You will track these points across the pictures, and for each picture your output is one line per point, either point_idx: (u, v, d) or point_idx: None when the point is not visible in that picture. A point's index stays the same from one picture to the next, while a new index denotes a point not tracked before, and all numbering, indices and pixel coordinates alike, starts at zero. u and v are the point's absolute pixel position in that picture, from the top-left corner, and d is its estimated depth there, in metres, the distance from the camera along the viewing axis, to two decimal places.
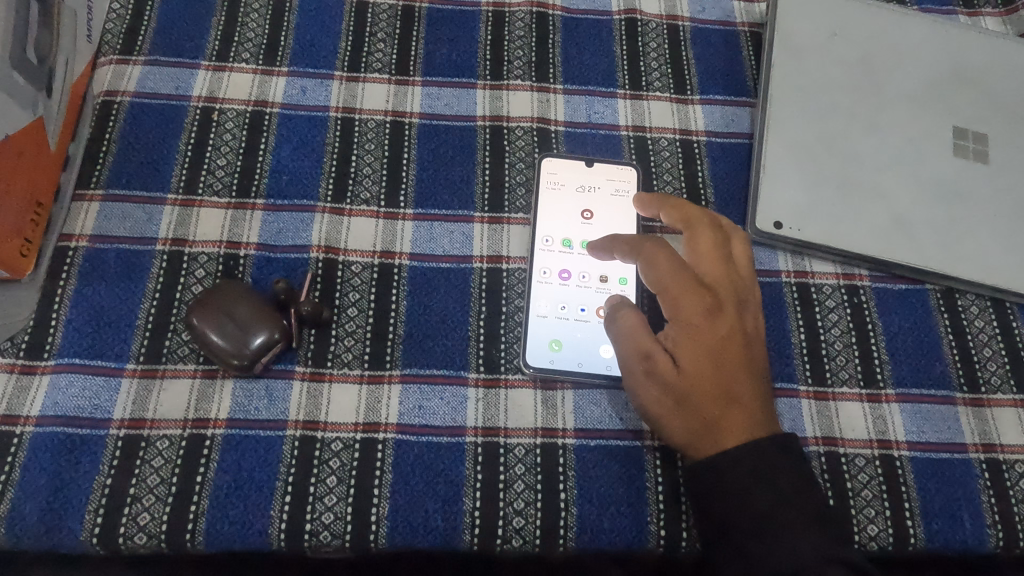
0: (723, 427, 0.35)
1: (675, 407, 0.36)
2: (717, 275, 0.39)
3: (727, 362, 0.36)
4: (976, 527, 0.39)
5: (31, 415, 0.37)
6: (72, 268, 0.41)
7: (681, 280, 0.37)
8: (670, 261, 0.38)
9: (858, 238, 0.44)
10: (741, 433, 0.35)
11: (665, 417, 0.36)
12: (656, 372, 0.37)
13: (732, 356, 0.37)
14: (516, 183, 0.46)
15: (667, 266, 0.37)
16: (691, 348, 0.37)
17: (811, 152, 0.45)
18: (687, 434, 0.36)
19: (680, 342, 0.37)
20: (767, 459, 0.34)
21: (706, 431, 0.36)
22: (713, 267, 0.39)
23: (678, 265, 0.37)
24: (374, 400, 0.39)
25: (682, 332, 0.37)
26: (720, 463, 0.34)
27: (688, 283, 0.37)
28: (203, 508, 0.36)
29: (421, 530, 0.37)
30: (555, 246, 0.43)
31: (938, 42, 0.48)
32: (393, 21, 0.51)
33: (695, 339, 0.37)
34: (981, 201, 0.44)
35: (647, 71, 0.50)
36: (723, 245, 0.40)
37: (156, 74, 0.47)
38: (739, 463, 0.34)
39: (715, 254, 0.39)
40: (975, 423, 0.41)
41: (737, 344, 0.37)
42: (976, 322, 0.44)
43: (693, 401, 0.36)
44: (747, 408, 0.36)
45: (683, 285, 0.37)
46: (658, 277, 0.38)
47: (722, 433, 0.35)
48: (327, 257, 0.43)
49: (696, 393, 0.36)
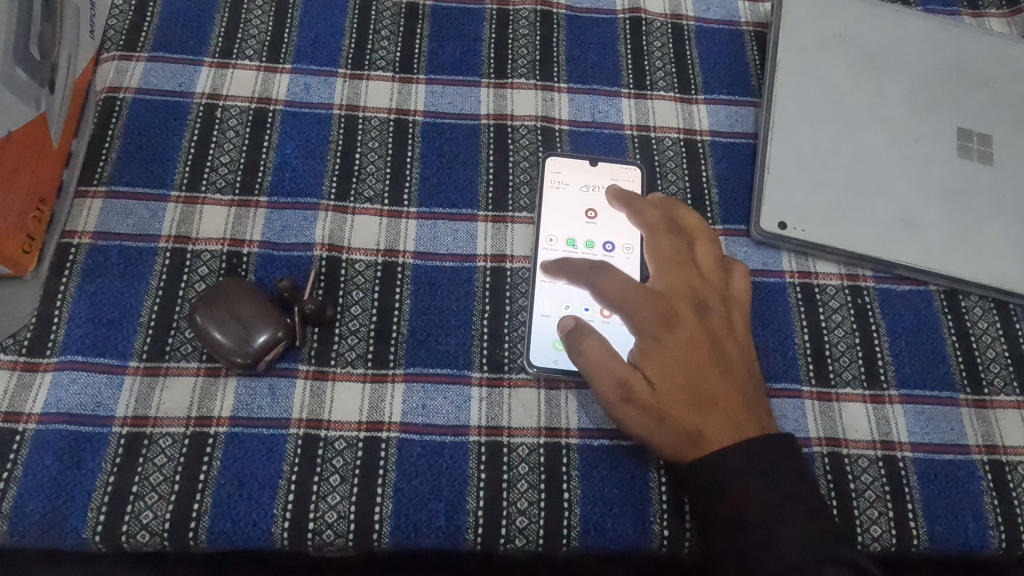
0: (705, 434, 0.35)
1: (658, 425, 0.36)
2: (676, 281, 0.39)
3: (697, 369, 0.37)
4: (979, 529, 0.39)
5: (33, 412, 0.37)
6: (75, 265, 0.41)
7: (637, 293, 0.38)
8: (623, 273, 0.39)
9: (859, 241, 0.43)
10: (728, 437, 0.35)
11: (650, 435, 0.36)
12: (633, 397, 0.36)
13: (699, 362, 0.37)
14: (520, 181, 0.46)
15: (622, 279, 0.38)
16: (659, 361, 0.37)
17: (814, 152, 0.45)
18: (673, 447, 0.36)
19: (649, 360, 0.37)
20: (760, 456, 0.34)
21: (692, 441, 0.35)
22: (671, 271, 0.40)
23: (626, 281, 0.38)
24: (377, 398, 0.39)
25: (649, 348, 0.37)
26: (717, 463, 0.34)
27: (643, 295, 0.38)
28: (206, 507, 0.36)
29: (425, 530, 0.37)
30: (559, 245, 0.43)
31: (942, 43, 0.48)
32: (397, 19, 0.50)
33: (662, 352, 0.37)
34: (983, 201, 0.44)
35: (651, 70, 0.50)
36: (681, 252, 0.40)
37: (158, 71, 0.47)
38: (740, 461, 0.34)
39: (674, 260, 0.40)
40: (977, 425, 0.41)
41: (703, 348, 0.37)
42: (979, 323, 0.44)
43: (670, 417, 0.36)
44: (722, 409, 0.36)
45: (639, 299, 0.38)
46: (615, 294, 0.38)
47: (707, 439, 0.35)
48: (331, 255, 0.42)
49: (671, 407, 0.36)
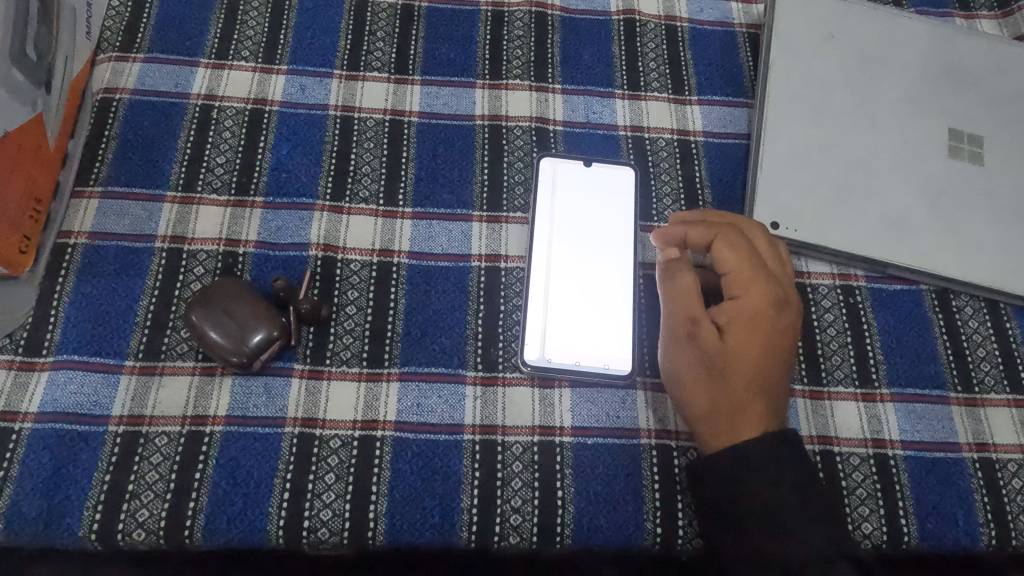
0: (745, 414, 0.36)
1: (707, 378, 0.37)
2: (780, 271, 0.39)
3: (775, 356, 0.37)
4: (969, 526, 0.39)
5: (30, 412, 0.37)
6: (71, 265, 0.41)
7: (743, 269, 0.38)
8: (745, 249, 0.38)
9: (852, 240, 0.44)
10: (758, 424, 0.36)
11: (694, 386, 0.38)
12: (698, 339, 0.38)
13: (779, 353, 0.37)
14: (515, 182, 0.46)
15: (738, 254, 0.38)
16: (745, 332, 0.37)
17: (807, 152, 0.45)
18: (709, 409, 0.37)
19: (734, 322, 0.38)
20: (773, 454, 0.35)
21: (728, 417, 0.36)
22: (771, 260, 0.40)
23: (750, 250, 0.38)
24: (372, 398, 0.39)
25: (740, 317, 0.38)
26: (729, 455, 0.35)
27: (756, 272, 0.38)
28: (202, 505, 0.36)
29: (419, 528, 0.37)
30: (554, 243, 0.43)
31: (935, 45, 0.49)
32: (392, 20, 0.51)
33: (751, 323, 0.37)
34: (974, 201, 0.45)
35: (645, 71, 0.51)
36: (774, 249, 0.40)
37: (155, 72, 0.47)
38: (750, 457, 0.35)
39: (774, 252, 0.40)
40: (968, 423, 0.41)
41: (786, 344, 0.38)
42: (970, 322, 0.44)
43: (727, 378, 0.37)
44: (774, 402, 0.37)
45: (751, 274, 0.38)
46: (727, 261, 0.38)
47: (742, 423, 0.36)
48: (326, 255, 0.43)
49: (733, 368, 0.37)
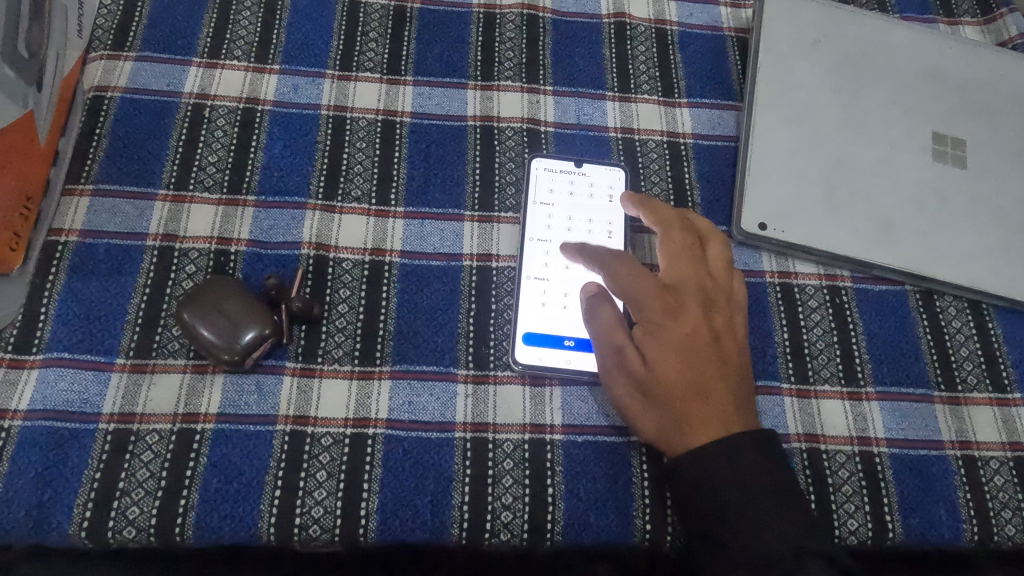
0: (690, 422, 0.36)
1: (643, 401, 0.38)
2: (686, 279, 0.40)
3: (696, 362, 0.38)
4: (952, 522, 0.40)
5: (19, 409, 0.37)
6: (61, 263, 0.41)
7: (637, 287, 0.39)
8: (631, 267, 0.39)
9: (833, 241, 0.44)
10: (713, 426, 0.36)
11: (635, 410, 0.38)
12: (624, 367, 0.38)
13: (702, 355, 0.38)
14: (506, 182, 0.47)
15: (630, 269, 0.39)
16: (660, 348, 0.38)
17: (794, 154, 0.46)
18: (657, 429, 0.37)
19: (649, 341, 0.38)
20: (740, 454, 0.35)
21: (677, 430, 0.37)
22: (677, 269, 0.40)
23: (638, 268, 0.39)
24: (364, 395, 0.39)
25: (652, 330, 0.38)
26: (700, 459, 0.35)
27: (649, 285, 0.39)
28: (193, 503, 0.36)
29: (410, 524, 0.37)
30: (547, 214, 0.44)
31: (918, 51, 0.50)
32: (385, 21, 0.51)
33: (660, 338, 0.38)
34: (956, 202, 0.45)
35: (635, 74, 0.51)
36: (692, 249, 0.41)
37: (146, 70, 0.47)
38: (715, 457, 0.35)
39: (686, 256, 0.41)
40: (951, 421, 0.42)
41: (704, 344, 0.38)
42: (953, 322, 0.45)
43: (661, 395, 0.37)
44: (719, 403, 0.37)
45: (647, 287, 0.39)
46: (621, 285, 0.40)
47: (690, 432, 0.36)
48: (318, 254, 0.43)
49: (662, 386, 0.37)
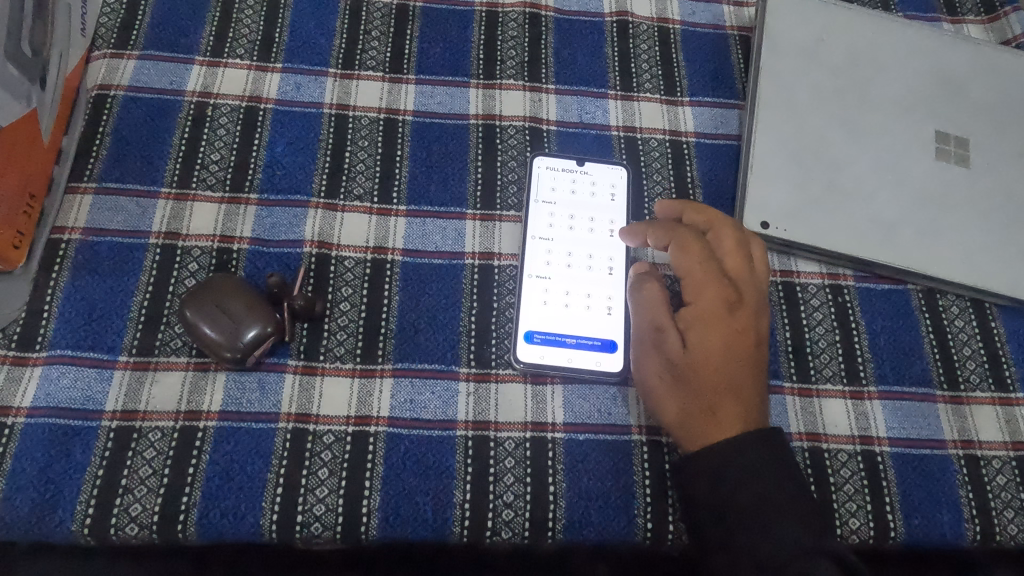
0: (718, 415, 0.36)
1: (674, 385, 0.38)
2: (739, 273, 0.40)
3: (738, 358, 0.38)
4: (953, 521, 0.40)
5: (22, 406, 0.37)
6: (64, 261, 0.41)
7: (696, 271, 0.40)
8: (699, 250, 0.40)
9: (837, 239, 0.44)
10: (737, 422, 0.36)
11: (662, 393, 0.38)
12: (662, 347, 0.39)
13: (745, 352, 0.38)
14: (508, 180, 0.47)
15: (691, 256, 0.40)
16: (705, 338, 0.38)
17: (797, 152, 0.46)
18: (679, 416, 0.37)
19: (695, 327, 0.39)
20: (747, 454, 0.35)
21: (700, 421, 0.37)
22: (734, 261, 0.40)
23: (706, 254, 0.40)
24: (366, 393, 0.40)
25: (701, 319, 0.39)
26: (708, 459, 0.35)
27: (710, 272, 0.39)
28: (195, 500, 0.36)
29: (412, 522, 0.37)
30: (549, 211, 0.45)
31: (921, 49, 0.50)
32: (387, 19, 0.51)
33: (708, 327, 0.38)
34: (959, 201, 0.45)
35: (638, 72, 0.51)
36: (745, 245, 0.41)
37: (150, 68, 0.47)
38: (725, 456, 0.35)
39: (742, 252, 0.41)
40: (953, 420, 0.42)
41: (748, 342, 0.38)
42: (956, 321, 0.45)
43: (694, 382, 0.37)
44: (748, 402, 0.37)
45: (706, 275, 0.39)
46: (681, 265, 0.40)
47: (712, 425, 0.36)
48: (320, 252, 0.43)
49: (698, 374, 0.38)
